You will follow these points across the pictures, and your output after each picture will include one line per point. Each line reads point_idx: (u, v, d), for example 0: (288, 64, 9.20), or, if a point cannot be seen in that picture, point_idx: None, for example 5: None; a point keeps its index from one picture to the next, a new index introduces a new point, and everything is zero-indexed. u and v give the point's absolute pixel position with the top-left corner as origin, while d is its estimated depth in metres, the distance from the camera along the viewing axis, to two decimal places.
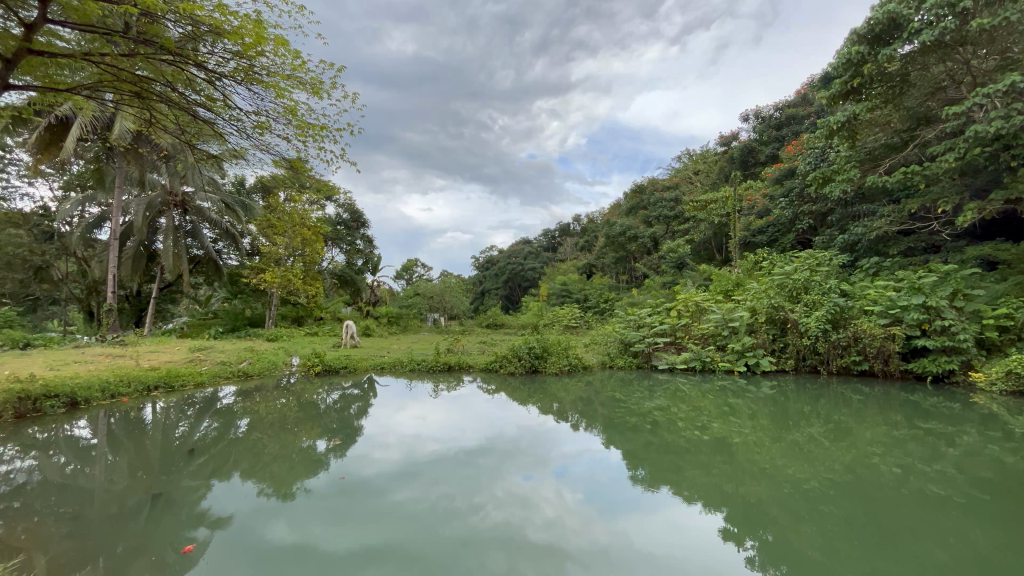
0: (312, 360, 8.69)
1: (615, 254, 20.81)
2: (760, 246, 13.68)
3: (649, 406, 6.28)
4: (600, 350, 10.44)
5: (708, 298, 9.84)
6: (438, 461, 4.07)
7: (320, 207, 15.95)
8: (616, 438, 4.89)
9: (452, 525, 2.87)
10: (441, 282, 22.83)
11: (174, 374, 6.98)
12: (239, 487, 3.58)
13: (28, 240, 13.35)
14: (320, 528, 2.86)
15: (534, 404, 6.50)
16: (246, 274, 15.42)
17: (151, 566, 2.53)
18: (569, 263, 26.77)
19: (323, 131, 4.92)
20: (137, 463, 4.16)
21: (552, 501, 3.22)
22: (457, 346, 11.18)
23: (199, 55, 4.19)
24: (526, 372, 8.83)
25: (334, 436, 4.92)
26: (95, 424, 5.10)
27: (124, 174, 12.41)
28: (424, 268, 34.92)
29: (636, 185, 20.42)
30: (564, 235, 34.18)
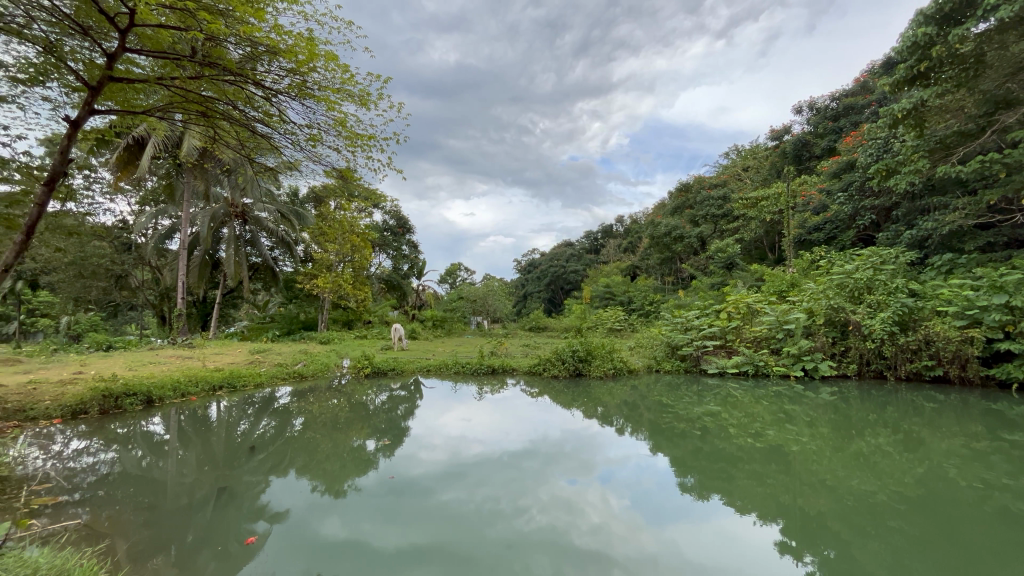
0: (362, 362, 9.04)
1: (660, 255, 20.36)
2: (817, 244, 12.97)
3: (698, 411, 6.07)
4: (646, 353, 10.21)
5: (761, 300, 9.42)
6: (483, 463, 4.11)
7: (368, 214, 16.54)
8: (664, 444, 4.76)
9: (496, 527, 2.89)
10: (485, 286, 23.06)
11: (236, 375, 7.41)
12: (296, 484, 3.76)
13: (110, 251, 14.59)
14: (371, 525, 2.96)
15: (578, 408, 6.45)
16: (299, 280, 16.17)
17: (217, 555, 2.69)
18: (612, 265, 26.39)
19: (371, 140, 5.10)
20: (203, 458, 4.44)
21: (597, 506, 3.18)
22: (501, 350, 11.24)
23: (257, 74, 4.44)
24: (570, 376, 8.77)
25: (384, 436, 5.07)
26: (167, 421, 5.50)
27: (192, 188, 13.36)
28: (467, 272, 35.41)
29: (681, 184, 19.90)
30: (607, 237, 33.75)
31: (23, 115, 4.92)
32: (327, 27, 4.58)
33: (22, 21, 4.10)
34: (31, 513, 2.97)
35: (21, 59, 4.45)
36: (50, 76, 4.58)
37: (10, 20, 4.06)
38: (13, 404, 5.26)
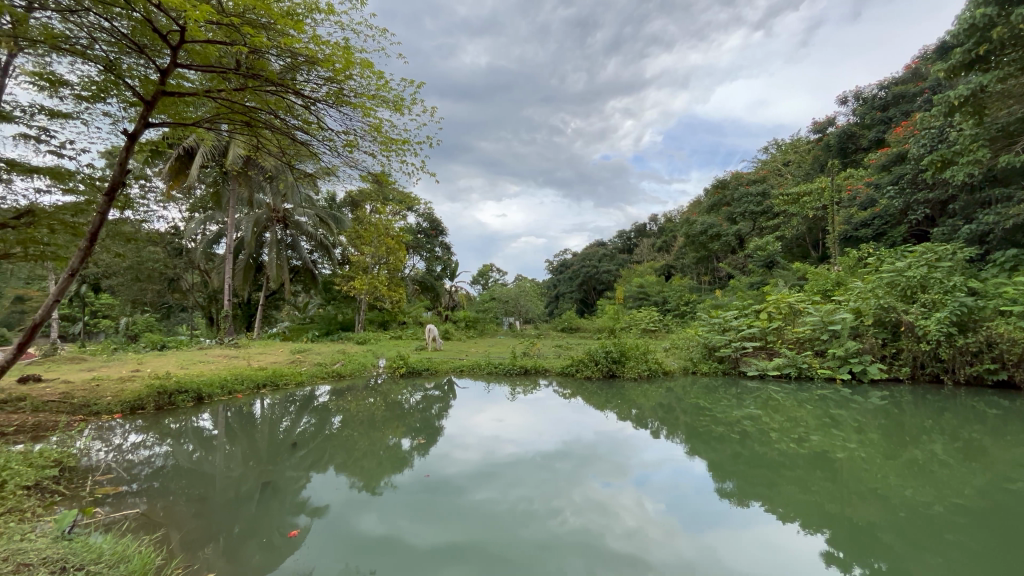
0: (397, 361, 9.23)
1: (695, 253, 19.87)
2: (864, 240, 12.35)
3: (738, 415, 5.88)
4: (681, 354, 9.98)
5: (804, 299, 9.05)
6: (517, 463, 4.12)
7: (402, 217, 16.87)
8: (701, 447, 4.64)
9: (529, 528, 2.89)
10: (517, 286, 23.05)
11: (279, 374, 7.70)
12: (335, 480, 3.88)
13: (163, 255, 15.45)
14: (407, 522, 3.01)
15: (611, 410, 6.37)
16: (337, 282, 16.64)
17: (263, 547, 2.81)
18: (645, 265, 25.93)
19: (406, 145, 5.20)
20: (249, 453, 4.64)
21: (632, 510, 3.13)
22: (533, 350, 11.24)
23: (297, 83, 4.61)
24: (603, 377, 8.67)
25: (418, 435, 5.16)
26: (216, 417, 5.78)
27: (237, 195, 14.00)
28: (499, 273, 35.57)
29: (718, 181, 19.34)
30: (640, 236, 33.18)
31: (88, 130, 5.27)
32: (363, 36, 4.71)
33: (86, 43, 4.39)
34: (94, 501, 3.17)
35: (85, 77, 4.77)
36: (110, 92, 4.88)
37: (75, 41, 4.35)
38: (79, 399, 5.61)
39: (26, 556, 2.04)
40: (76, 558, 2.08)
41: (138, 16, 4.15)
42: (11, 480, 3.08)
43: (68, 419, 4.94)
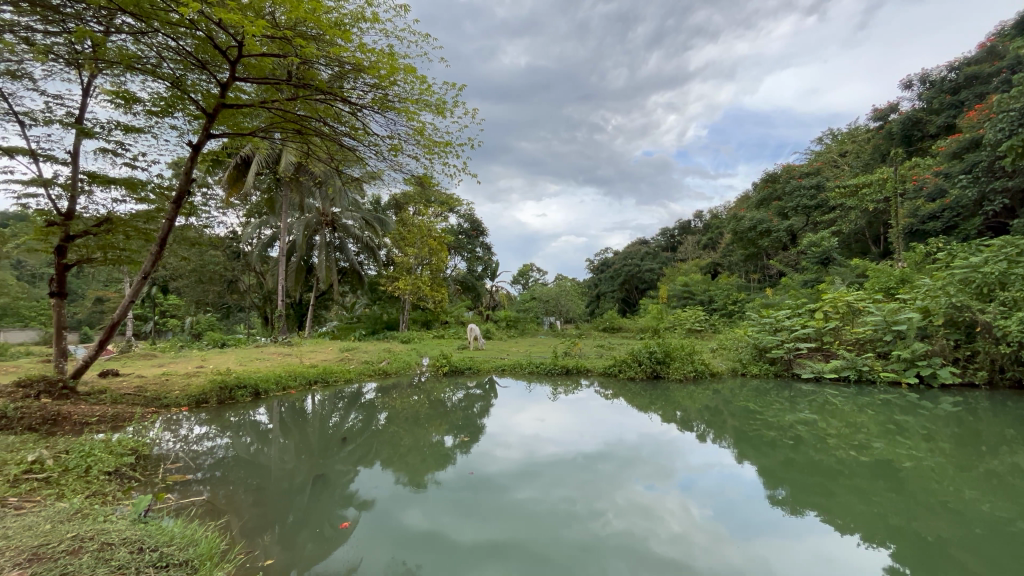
0: (441, 360, 9.38)
1: (744, 251, 19.10)
2: (932, 234, 11.49)
3: (791, 419, 5.61)
4: (730, 355, 9.63)
5: (863, 297, 8.49)
6: (558, 463, 4.10)
7: (444, 218, 17.17)
8: (750, 452, 4.46)
9: (571, 528, 2.87)
10: (557, 285, 22.88)
11: (329, 371, 8.02)
12: (381, 474, 4.00)
13: (222, 259, 16.40)
14: (450, 518, 3.07)
15: (655, 411, 6.24)
16: (383, 283, 17.11)
17: (315, 537, 2.93)
18: (690, 263, 25.16)
19: (448, 147, 5.29)
20: (302, 447, 4.85)
21: (678, 515, 3.05)
22: (575, 350, 11.14)
23: (344, 91, 4.79)
24: (647, 378, 8.48)
25: (461, 433, 5.24)
26: (271, 412, 6.09)
27: (289, 200, 14.68)
28: (539, 273, 35.49)
29: (767, 175, 18.51)
30: (684, 234, 32.28)
31: (157, 143, 5.66)
32: (406, 41, 4.82)
33: (155, 62, 4.72)
34: (165, 488, 3.41)
35: (154, 94, 5.13)
36: (177, 107, 5.23)
37: (146, 61, 4.68)
38: (151, 393, 6.02)
39: (108, 536, 2.22)
40: (151, 540, 2.25)
41: (200, 34, 4.40)
42: (95, 466, 3.37)
43: (142, 411, 5.30)
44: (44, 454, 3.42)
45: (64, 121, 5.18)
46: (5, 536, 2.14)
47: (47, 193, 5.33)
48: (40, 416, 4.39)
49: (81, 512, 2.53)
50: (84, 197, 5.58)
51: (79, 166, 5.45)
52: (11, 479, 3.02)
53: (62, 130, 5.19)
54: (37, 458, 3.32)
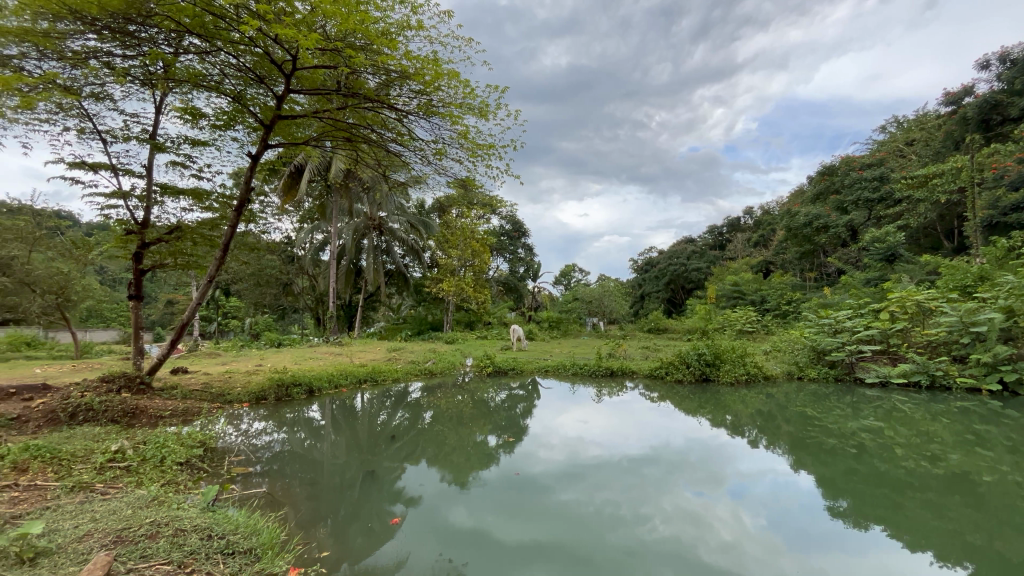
0: (484, 361, 9.48)
1: (799, 247, 18.16)
2: (1016, 227, 10.51)
3: (854, 426, 5.28)
4: (785, 358, 9.17)
5: (936, 297, 7.82)
6: (603, 466, 4.05)
7: (486, 219, 17.33)
8: (807, 461, 4.23)
9: (616, 532, 2.83)
10: (600, 286, 22.54)
11: (378, 370, 8.27)
12: (428, 472, 4.08)
13: (278, 263, 17.26)
14: (493, 517, 3.09)
15: (704, 416, 6.03)
16: (427, 284, 17.47)
17: (366, 531, 3.04)
18: (740, 262, 24.18)
19: (491, 149, 5.34)
20: (352, 443, 5.03)
21: (728, 523, 2.95)
22: (619, 352, 10.94)
23: (391, 98, 4.93)
24: (695, 381, 8.21)
25: (505, 433, 5.27)
26: (323, 409, 6.35)
27: (338, 206, 15.26)
28: (581, 273, 35.13)
29: (824, 167, 17.47)
30: (733, 231, 31.08)
31: (220, 154, 6.03)
32: (449, 46, 4.91)
33: (218, 78, 5.03)
34: (229, 479, 3.63)
35: (218, 109, 5.47)
36: (237, 121, 5.56)
37: (210, 78, 5.00)
38: (217, 390, 6.40)
39: (181, 522, 2.39)
40: (218, 528, 2.39)
41: (259, 50, 4.66)
42: (168, 457, 3.63)
43: (208, 406, 5.65)
44: (125, 444, 3.72)
45: (140, 138, 5.62)
46: (93, 519, 2.35)
47: (126, 204, 5.80)
48: (121, 409, 4.75)
49: (157, 499, 2.73)
50: (158, 207, 6.02)
51: (153, 179, 5.89)
52: (98, 467, 3.30)
53: (138, 146, 5.62)
54: (119, 447, 3.61)
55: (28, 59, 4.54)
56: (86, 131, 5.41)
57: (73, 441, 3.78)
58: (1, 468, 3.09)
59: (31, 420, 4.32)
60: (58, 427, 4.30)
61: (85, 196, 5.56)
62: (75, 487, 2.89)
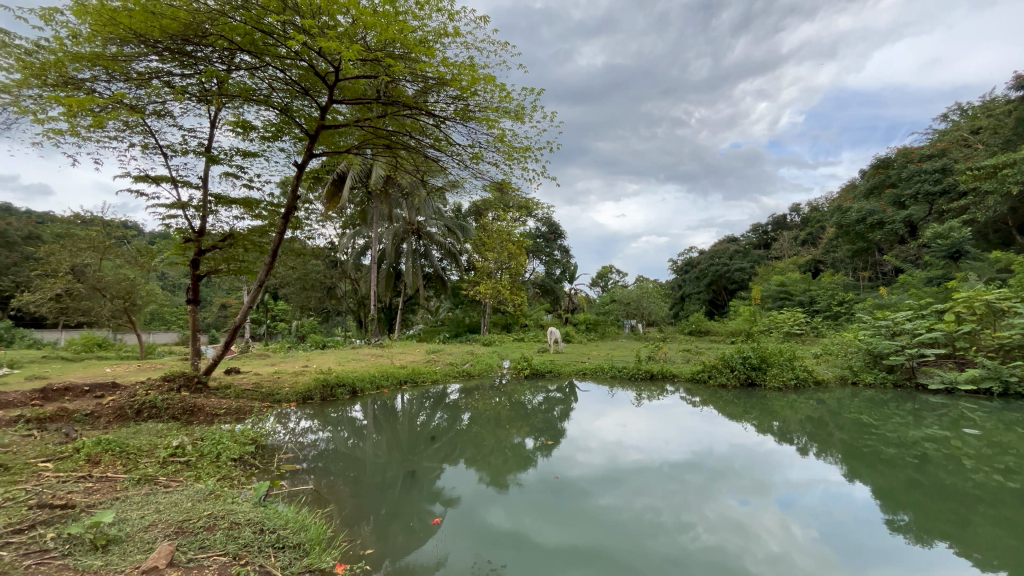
0: (522, 363, 9.50)
1: (851, 245, 17.23)
2: None
3: (916, 435, 4.96)
4: (838, 362, 8.72)
5: (1008, 296, 7.23)
6: (643, 471, 3.97)
7: (522, 222, 17.37)
8: (863, 471, 4.00)
9: (657, 540, 2.76)
10: (638, 287, 22.11)
11: (418, 372, 8.43)
12: (466, 473, 4.11)
13: (322, 267, 17.89)
14: (532, 519, 3.09)
15: (750, 421, 5.81)
16: (464, 287, 17.66)
17: (406, 529, 3.09)
18: (787, 261, 23.17)
19: (527, 152, 5.36)
20: (393, 443, 5.15)
21: (777, 534, 2.83)
22: (660, 355, 10.71)
23: (429, 105, 5.04)
24: (740, 385, 7.92)
25: (543, 435, 5.25)
26: (365, 409, 6.53)
27: (379, 211, 15.68)
28: (619, 275, 34.59)
29: (878, 160, 16.52)
30: (779, 229, 29.84)
31: (269, 164, 6.32)
32: (486, 52, 4.96)
33: (267, 92, 5.28)
34: (279, 475, 3.78)
35: (266, 121, 5.74)
36: (284, 132, 5.82)
37: (260, 92, 5.26)
38: (267, 389, 6.69)
39: (236, 516, 2.51)
40: (269, 522, 2.50)
41: (304, 64, 4.86)
42: (223, 453, 3.82)
43: (260, 405, 5.92)
44: (185, 440, 3.95)
45: (196, 151, 5.96)
46: (157, 510, 2.50)
47: (184, 214, 6.17)
48: (181, 406, 5.05)
49: (214, 493, 2.88)
50: (212, 216, 6.37)
51: (208, 190, 6.24)
52: (161, 461, 3.52)
53: (195, 159, 5.97)
54: (180, 443, 3.84)
55: (98, 81, 4.90)
56: (149, 146, 5.79)
57: (139, 436, 4.04)
58: (77, 460, 3.33)
59: (102, 416, 4.64)
60: (126, 423, 4.61)
61: (149, 207, 5.94)
62: (142, 479, 3.09)
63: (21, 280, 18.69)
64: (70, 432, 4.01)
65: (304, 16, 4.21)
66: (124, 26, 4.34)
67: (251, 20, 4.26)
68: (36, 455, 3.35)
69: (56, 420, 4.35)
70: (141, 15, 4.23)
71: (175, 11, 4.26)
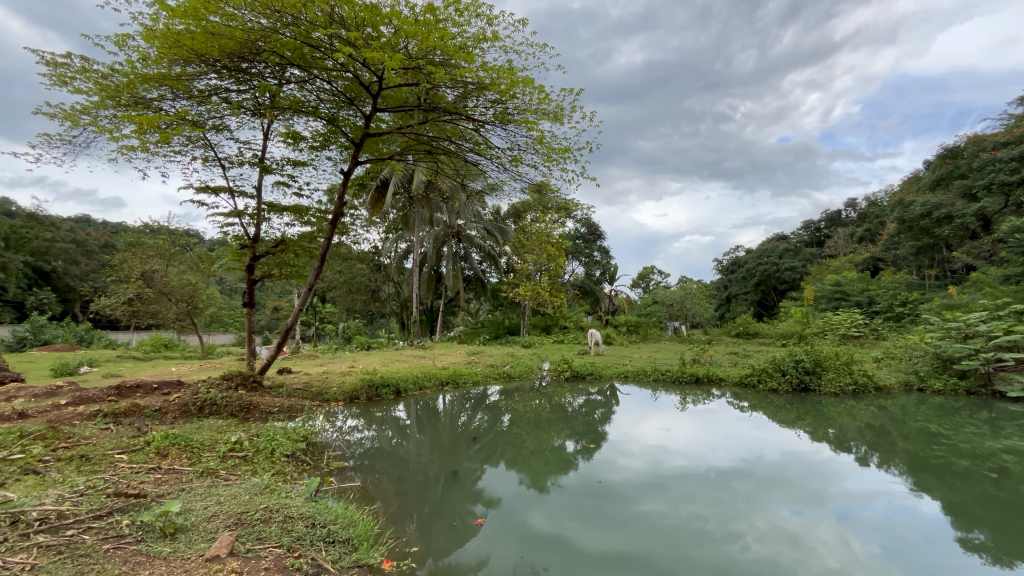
0: (562, 365, 9.43)
1: (915, 241, 16.08)
2: None
3: (992, 447, 4.57)
4: (901, 366, 8.17)
5: None
6: (688, 477, 3.86)
7: (561, 223, 17.26)
8: (933, 484, 3.72)
9: (705, 549, 2.67)
10: (681, 288, 21.50)
11: (459, 373, 8.54)
12: (507, 475, 4.13)
13: (367, 271, 18.46)
14: (573, 523, 3.06)
15: (803, 428, 5.53)
16: (504, 289, 17.74)
17: (449, 528, 3.13)
18: (842, 260, 21.90)
19: (567, 152, 5.33)
20: (435, 443, 5.24)
21: (835, 548, 2.67)
22: (705, 357, 10.39)
23: (468, 109, 5.10)
24: (792, 390, 7.56)
25: (584, 438, 5.19)
26: (408, 409, 6.69)
27: (420, 216, 16.02)
28: (660, 275, 33.74)
29: (945, 150, 15.36)
30: (833, 226, 28.33)
31: (317, 173, 6.59)
32: (524, 54, 4.98)
33: (315, 104, 5.50)
34: (328, 471, 3.92)
35: (314, 132, 5.99)
36: (331, 142, 6.06)
37: (308, 104, 5.49)
38: (316, 388, 6.97)
39: (289, 510, 2.62)
40: (321, 517, 2.60)
41: (349, 75, 5.03)
42: (277, 449, 4.00)
43: (310, 403, 6.18)
44: (242, 436, 4.17)
45: (251, 162, 6.30)
46: (219, 501, 2.65)
47: (241, 222, 6.52)
48: (239, 404, 5.32)
49: (269, 487, 3.03)
50: (266, 223, 6.71)
51: (262, 198, 6.57)
52: (222, 455, 3.73)
53: (249, 169, 6.30)
54: (238, 439, 4.06)
55: (165, 100, 5.27)
56: (209, 159, 6.16)
57: (202, 432, 4.30)
58: (148, 452, 3.59)
59: (169, 412, 4.97)
60: (190, 418, 4.92)
61: (209, 216, 6.34)
62: (204, 472, 3.28)
63: (99, 285, 20.39)
64: (142, 426, 4.32)
65: (349, 29, 4.36)
66: (187, 47, 4.64)
67: (300, 36, 4.46)
68: (113, 447, 3.63)
69: (130, 415, 4.69)
70: (202, 36, 4.50)
71: (232, 31, 4.51)
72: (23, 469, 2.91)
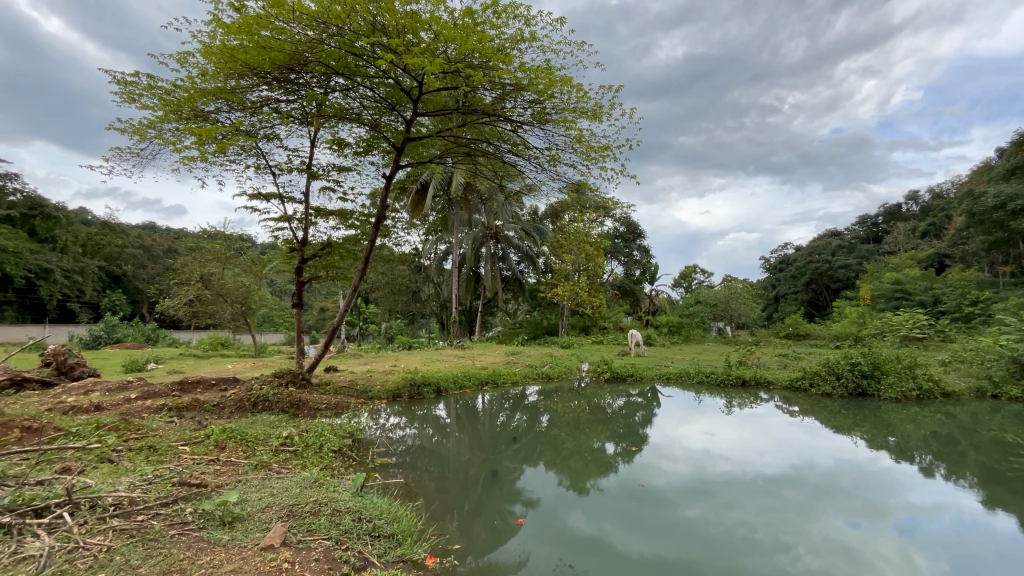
0: (602, 366, 9.30)
1: (987, 235, 14.86)
2: None
3: None
4: (972, 371, 7.57)
5: None
6: (734, 483, 3.73)
7: (599, 222, 17.05)
8: (1008, 498, 3.43)
9: (753, 559, 2.57)
10: (726, 288, 20.78)
11: (498, 373, 8.59)
12: (547, 475, 4.12)
13: (407, 272, 18.86)
14: (614, 526, 3.02)
15: (860, 435, 5.22)
16: (542, 289, 17.70)
17: (490, 527, 3.15)
18: (903, 256, 20.53)
19: (605, 151, 5.26)
20: (474, 442, 5.30)
21: (898, 564, 2.50)
22: (752, 359, 9.99)
23: (506, 111, 5.14)
24: (849, 395, 7.14)
25: (624, 441, 5.11)
26: (448, 408, 6.79)
27: (459, 217, 16.22)
28: (704, 274, 32.72)
29: (1021, 136, 14.08)
30: (892, 220, 26.58)
31: (360, 177, 6.80)
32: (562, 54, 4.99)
33: (359, 110, 5.67)
34: (372, 467, 4.03)
35: (358, 138, 6.19)
36: (374, 147, 6.25)
37: (352, 111, 5.68)
38: (360, 386, 7.19)
39: (337, 504, 2.71)
40: (367, 512, 2.68)
41: (391, 81, 5.17)
42: (325, 445, 4.15)
43: (355, 401, 6.38)
44: (293, 431, 4.37)
45: (299, 168, 6.57)
46: (273, 493, 2.78)
47: (290, 226, 6.81)
48: (289, 400, 5.56)
49: (318, 481, 3.15)
50: (313, 227, 6.97)
51: (310, 203, 6.84)
52: (274, 449, 3.92)
53: (298, 175, 6.58)
54: (289, 434, 4.25)
55: (221, 112, 5.56)
56: (261, 167, 6.48)
57: (256, 427, 4.52)
58: (208, 445, 3.81)
59: (226, 407, 5.27)
60: (245, 413, 5.19)
61: (262, 221, 6.67)
62: (259, 465, 3.45)
63: (164, 287, 21.87)
64: (202, 420, 4.59)
65: (391, 37, 4.48)
66: (241, 61, 4.90)
67: (344, 45, 4.61)
68: (178, 439, 3.87)
69: (191, 409, 5.00)
70: (254, 50, 4.74)
71: (282, 44, 4.71)
72: (100, 458, 3.16)
